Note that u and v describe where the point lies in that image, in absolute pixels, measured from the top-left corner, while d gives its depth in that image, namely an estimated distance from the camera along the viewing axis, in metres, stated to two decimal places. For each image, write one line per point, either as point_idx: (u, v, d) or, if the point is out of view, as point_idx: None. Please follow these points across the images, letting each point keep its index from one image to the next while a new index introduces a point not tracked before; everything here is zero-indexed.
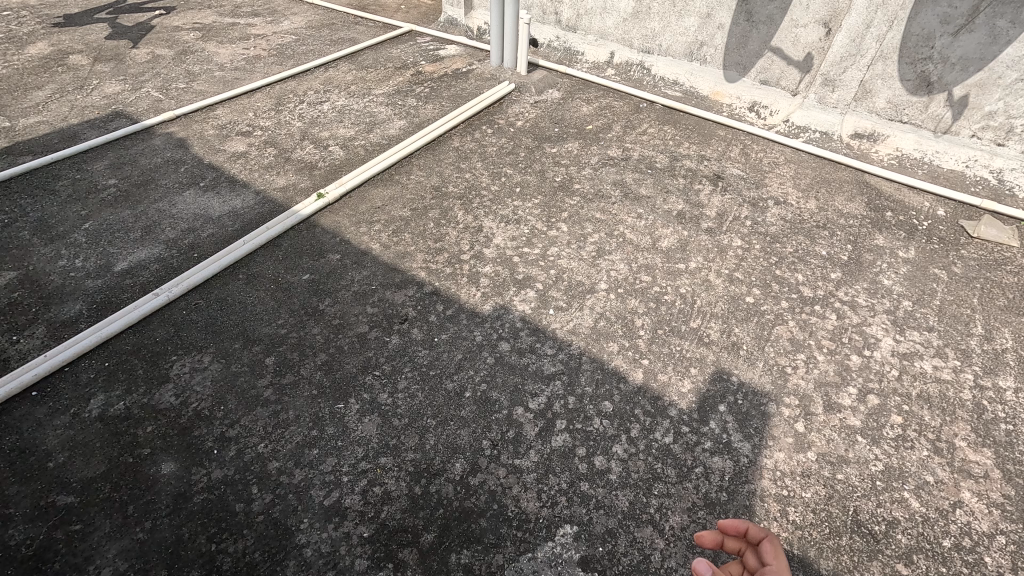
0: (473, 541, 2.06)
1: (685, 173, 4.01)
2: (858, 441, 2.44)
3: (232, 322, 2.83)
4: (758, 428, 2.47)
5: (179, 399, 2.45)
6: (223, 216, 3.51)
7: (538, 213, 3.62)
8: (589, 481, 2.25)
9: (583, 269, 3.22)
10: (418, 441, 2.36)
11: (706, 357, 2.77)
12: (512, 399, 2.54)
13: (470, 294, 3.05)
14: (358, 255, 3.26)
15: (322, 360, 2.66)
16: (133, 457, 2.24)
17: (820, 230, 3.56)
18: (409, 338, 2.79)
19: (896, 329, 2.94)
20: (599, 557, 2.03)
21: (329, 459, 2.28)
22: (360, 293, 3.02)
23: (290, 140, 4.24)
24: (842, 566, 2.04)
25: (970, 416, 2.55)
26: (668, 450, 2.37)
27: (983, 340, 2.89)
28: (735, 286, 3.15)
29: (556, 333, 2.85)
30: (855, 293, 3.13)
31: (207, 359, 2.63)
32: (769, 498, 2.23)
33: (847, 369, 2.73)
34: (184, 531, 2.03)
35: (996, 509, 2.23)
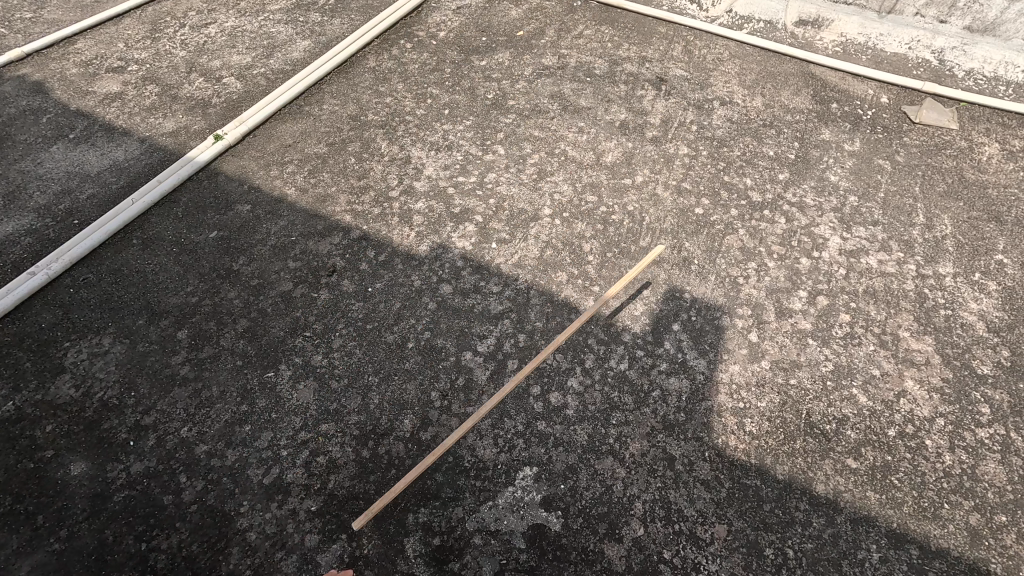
0: (430, 498, 1.98)
1: (627, 78, 3.70)
2: (809, 344, 2.43)
3: (132, 295, 2.47)
4: (713, 342, 2.42)
5: (79, 390, 2.16)
6: (104, 171, 3.00)
7: (470, 136, 3.27)
8: (546, 419, 2.17)
9: (525, 195, 2.97)
10: (362, 401, 2.19)
11: (657, 276, 2.65)
12: (459, 344, 2.37)
13: (404, 235, 2.77)
14: (272, 204, 2.88)
15: (243, 327, 2.39)
16: (35, 462, 1.98)
17: (767, 130, 3.39)
18: (340, 292, 2.53)
19: (843, 227, 2.89)
20: (561, 495, 1.99)
21: (264, 434, 2.09)
22: (279, 247, 2.69)
23: (174, 73, 3.61)
24: (796, 468, 2.08)
25: (913, 306, 2.58)
26: (624, 377, 2.29)
27: (925, 229, 2.88)
28: (683, 198, 2.99)
29: (501, 268, 2.65)
30: (803, 194, 3.04)
31: (107, 341, 2.31)
32: (725, 412, 2.21)
33: (797, 273, 2.69)
34: (108, 535, 1.85)
35: (936, 393, 2.29)
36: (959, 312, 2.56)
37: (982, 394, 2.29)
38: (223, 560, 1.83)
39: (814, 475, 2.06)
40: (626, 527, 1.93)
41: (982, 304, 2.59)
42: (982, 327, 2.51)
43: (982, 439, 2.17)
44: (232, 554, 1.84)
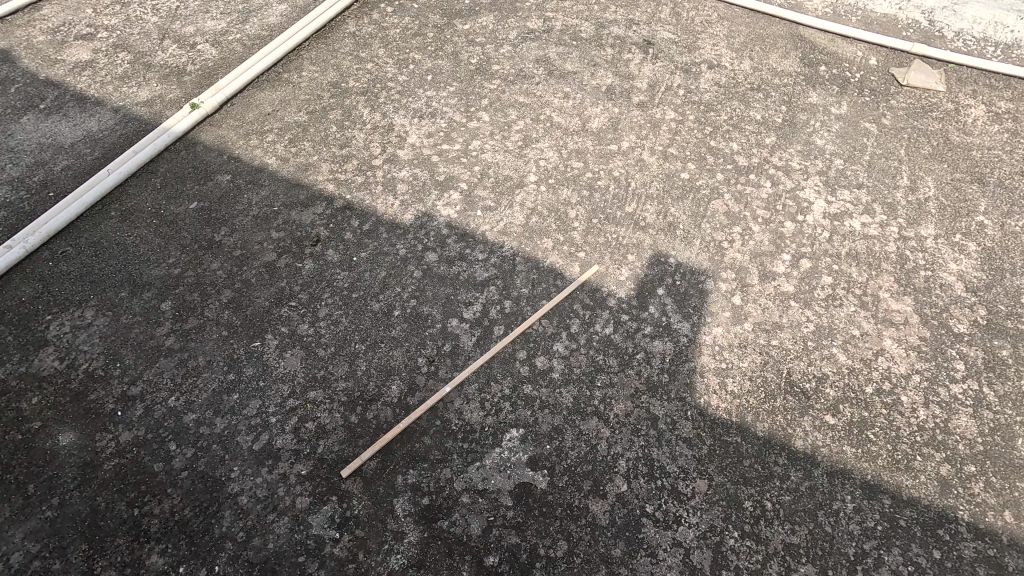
0: (419, 459, 2.02)
1: (613, 42, 3.62)
2: (791, 306, 2.46)
3: (112, 267, 2.45)
4: (697, 306, 2.45)
5: (64, 362, 2.16)
6: (78, 142, 2.92)
7: (454, 102, 3.21)
8: (533, 383, 2.20)
9: (510, 162, 2.94)
10: (349, 368, 2.21)
11: (643, 242, 2.66)
12: (445, 311, 2.38)
13: (388, 203, 2.74)
14: (253, 173, 2.83)
15: (228, 297, 2.37)
16: (23, 433, 1.99)
17: (754, 93, 3.35)
18: (324, 261, 2.52)
19: (827, 190, 2.89)
20: (547, 455, 2.04)
21: (252, 401, 2.11)
22: (261, 217, 2.66)
23: (146, 40, 3.48)
24: (776, 425, 2.13)
25: (894, 267, 2.60)
26: (609, 341, 2.32)
27: (908, 191, 2.89)
28: (669, 163, 2.97)
29: (486, 236, 2.64)
30: (789, 157, 3.02)
31: (89, 313, 2.30)
32: (708, 373, 2.25)
33: (781, 237, 2.70)
34: (99, 501, 1.88)
35: (913, 351, 2.34)
36: (939, 273, 2.59)
37: (958, 351, 2.35)
38: (216, 523, 1.87)
39: (793, 431, 2.12)
40: (610, 484, 1.99)
41: (962, 265, 2.62)
42: (960, 287, 2.54)
43: (956, 394, 2.23)
44: (224, 518, 1.88)
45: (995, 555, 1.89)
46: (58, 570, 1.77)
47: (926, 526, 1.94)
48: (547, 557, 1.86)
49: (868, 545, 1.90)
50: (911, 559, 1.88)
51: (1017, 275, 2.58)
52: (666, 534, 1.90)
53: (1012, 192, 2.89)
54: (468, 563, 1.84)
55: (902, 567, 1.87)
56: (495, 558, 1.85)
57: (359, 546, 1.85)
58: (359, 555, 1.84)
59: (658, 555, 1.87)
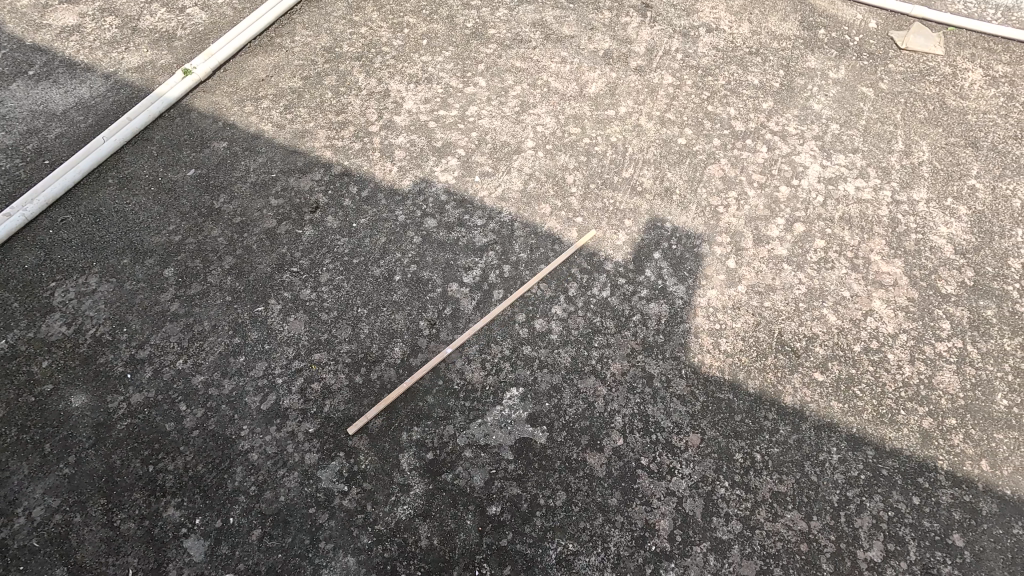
0: (423, 417, 2.09)
1: (611, 5, 3.55)
2: (784, 269, 2.51)
3: (113, 234, 2.48)
4: (692, 269, 2.49)
5: (71, 327, 2.23)
6: (70, 109, 2.89)
7: (450, 68, 3.17)
8: (532, 344, 2.26)
9: (507, 128, 2.93)
10: (352, 331, 2.26)
11: (640, 207, 2.68)
12: (445, 276, 2.42)
13: (386, 170, 2.75)
14: (249, 140, 2.81)
15: (230, 264, 2.41)
16: (36, 395, 2.09)
17: (752, 57, 3.32)
18: (324, 228, 2.54)
19: (823, 154, 2.90)
20: (546, 412, 2.11)
21: (259, 363, 2.18)
22: (259, 184, 2.66)
23: (133, 2, 3.39)
24: (766, 383, 2.21)
25: (886, 231, 2.64)
26: (606, 304, 2.37)
27: (903, 155, 2.90)
28: (666, 129, 2.97)
29: (484, 202, 2.66)
30: (786, 122, 3.02)
31: (93, 280, 2.35)
32: (702, 333, 2.32)
33: (776, 201, 2.73)
34: (115, 459, 1.98)
35: (902, 311, 2.41)
36: (929, 235, 2.63)
37: (945, 311, 2.41)
38: (228, 478, 1.96)
39: (783, 388, 2.20)
40: (607, 438, 2.07)
41: (952, 228, 2.65)
42: (950, 249, 2.58)
43: (941, 351, 2.30)
44: (236, 473, 1.97)
45: (970, 501, 1.99)
46: (79, 521, 1.88)
47: (906, 475, 2.04)
48: (547, 506, 1.95)
49: (851, 493, 2.00)
50: (891, 505, 1.99)
51: (1006, 238, 2.62)
52: (660, 484, 1.99)
53: (1005, 156, 2.90)
54: (471, 513, 1.93)
55: (882, 512, 1.97)
56: (497, 507, 1.94)
57: (367, 498, 1.94)
58: (367, 506, 1.92)
59: (652, 503, 1.96)
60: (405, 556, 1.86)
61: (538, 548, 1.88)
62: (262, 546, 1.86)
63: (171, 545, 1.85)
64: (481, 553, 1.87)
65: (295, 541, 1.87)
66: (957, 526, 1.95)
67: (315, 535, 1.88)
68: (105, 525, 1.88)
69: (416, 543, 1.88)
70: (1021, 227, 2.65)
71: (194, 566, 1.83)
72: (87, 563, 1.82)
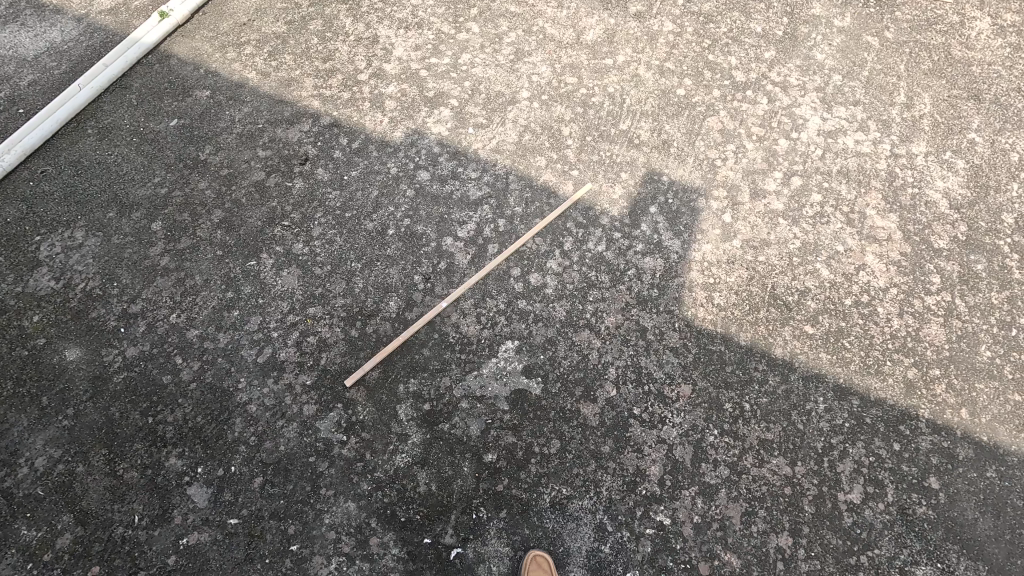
0: (419, 369, 2.11)
1: None
2: (780, 223, 2.50)
3: (97, 187, 2.41)
4: (688, 224, 2.48)
5: (60, 282, 2.20)
6: (42, 54, 2.75)
7: (441, 13, 3.02)
8: (527, 298, 2.26)
9: (501, 77, 2.83)
10: (347, 285, 2.25)
11: (636, 160, 2.64)
12: (439, 230, 2.39)
13: (377, 121, 2.66)
14: (233, 89, 2.70)
15: (219, 217, 2.37)
16: (29, 349, 2.08)
17: (756, 3, 3.18)
18: (315, 180, 2.48)
19: (824, 106, 2.84)
20: (541, 364, 2.14)
21: (253, 318, 2.17)
22: (246, 135, 2.58)
23: None
24: (758, 335, 2.24)
25: (883, 185, 2.62)
26: (601, 258, 2.37)
27: (904, 108, 2.84)
28: (665, 79, 2.88)
29: (478, 154, 2.60)
30: (788, 73, 2.94)
31: (79, 234, 2.30)
32: (696, 288, 2.33)
33: (774, 154, 2.69)
34: (114, 410, 2.00)
35: (893, 266, 2.42)
36: (926, 190, 2.61)
37: (936, 265, 2.42)
38: (228, 429, 1.99)
39: (773, 340, 2.24)
40: (601, 389, 2.11)
41: (948, 182, 2.63)
42: (945, 204, 2.57)
43: (929, 305, 2.33)
44: (236, 424, 2.00)
45: (948, 447, 2.07)
46: (82, 471, 1.91)
47: (888, 423, 2.11)
48: (541, 454, 2.00)
49: (835, 440, 2.07)
50: (872, 451, 2.06)
51: (1001, 192, 2.61)
52: (651, 433, 2.05)
53: (1007, 110, 2.84)
54: (468, 460, 1.98)
55: (864, 458, 2.05)
56: (492, 455, 1.99)
57: (366, 447, 1.98)
58: (366, 455, 1.97)
59: (643, 450, 2.02)
60: (404, 501, 1.92)
61: (532, 493, 1.95)
62: (264, 493, 1.91)
63: (174, 492, 1.90)
64: (478, 498, 1.93)
65: (296, 488, 1.92)
66: (933, 470, 2.04)
67: (316, 482, 1.93)
68: (108, 474, 1.91)
69: (415, 489, 1.93)
70: (1016, 181, 2.64)
71: (198, 512, 1.88)
72: (92, 510, 1.86)
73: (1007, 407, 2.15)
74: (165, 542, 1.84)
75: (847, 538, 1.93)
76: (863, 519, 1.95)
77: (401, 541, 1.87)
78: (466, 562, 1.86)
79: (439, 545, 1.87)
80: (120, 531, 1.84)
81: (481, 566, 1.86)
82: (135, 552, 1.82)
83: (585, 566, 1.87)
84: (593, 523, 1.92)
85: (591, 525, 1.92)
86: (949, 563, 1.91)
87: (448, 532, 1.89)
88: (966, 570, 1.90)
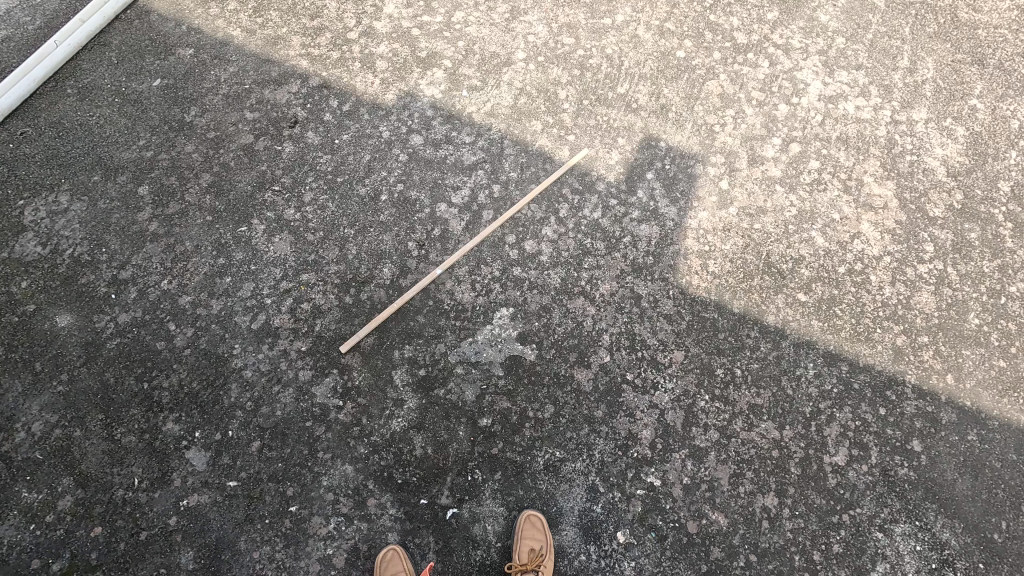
0: (414, 336, 2.12)
1: None
2: (777, 191, 2.48)
3: (80, 149, 2.34)
4: (685, 191, 2.46)
5: (46, 247, 2.17)
6: (15, 8, 2.62)
7: None
8: (522, 266, 2.25)
9: (496, 37, 2.73)
10: (340, 252, 2.23)
11: (634, 125, 2.59)
12: (433, 196, 2.36)
13: (368, 82, 2.58)
14: (218, 48, 2.60)
15: (207, 182, 2.32)
16: (19, 315, 2.06)
17: None
18: (305, 144, 2.42)
19: (826, 71, 2.77)
20: (536, 331, 2.15)
21: (246, 284, 2.15)
22: (232, 96, 2.50)
23: None
24: (751, 303, 2.26)
25: (882, 152, 2.59)
26: (597, 225, 2.35)
27: (906, 73, 2.78)
28: (665, 40, 2.80)
29: (472, 118, 2.53)
30: (791, 35, 2.85)
31: (64, 198, 2.25)
32: (691, 255, 2.33)
33: (773, 120, 2.64)
34: (109, 376, 2.00)
35: (888, 235, 2.42)
36: (924, 157, 2.59)
37: (930, 234, 2.42)
38: (224, 394, 2.00)
39: (766, 308, 2.25)
40: (595, 356, 2.13)
41: (947, 150, 2.61)
42: (942, 172, 2.56)
43: (922, 274, 2.35)
44: (231, 389, 2.01)
45: (932, 412, 2.13)
46: (80, 435, 1.93)
47: (875, 388, 2.15)
48: (536, 418, 2.03)
49: (823, 405, 2.12)
50: (858, 415, 2.11)
51: (999, 160, 2.59)
52: (644, 398, 2.08)
53: (1010, 75, 2.79)
54: (463, 425, 2.01)
55: (850, 422, 2.10)
56: (487, 420, 2.02)
57: (362, 412, 2.00)
58: (362, 419, 1.99)
59: (635, 415, 2.06)
60: (400, 464, 1.95)
61: (526, 456, 1.99)
62: (262, 456, 1.94)
63: (173, 456, 1.92)
64: (473, 460, 1.97)
65: (294, 452, 1.94)
66: (917, 433, 2.09)
67: (314, 446, 1.95)
68: (106, 438, 1.93)
69: (411, 452, 1.97)
70: (1015, 149, 2.62)
71: (197, 474, 1.90)
72: (92, 473, 1.89)
73: (991, 373, 2.19)
74: (166, 504, 1.87)
75: (831, 498, 1.99)
76: (846, 480, 2.02)
77: (398, 502, 1.91)
78: (461, 522, 1.91)
79: (435, 506, 1.92)
80: (121, 493, 1.87)
81: (477, 525, 1.91)
82: (137, 514, 1.86)
83: (577, 525, 1.93)
84: (586, 484, 1.97)
85: (584, 486, 1.97)
86: (927, 520, 1.98)
87: (444, 493, 1.93)
88: (943, 527, 1.98)
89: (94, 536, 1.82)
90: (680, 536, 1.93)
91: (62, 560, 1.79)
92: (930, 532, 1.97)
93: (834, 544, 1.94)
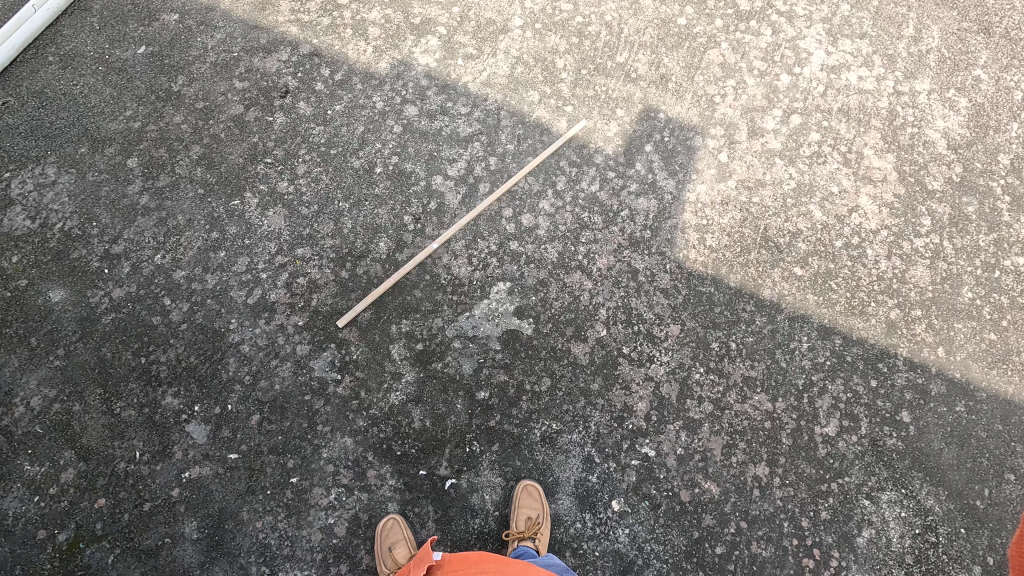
0: (411, 311, 2.12)
1: None
2: (776, 163, 2.46)
3: (64, 120, 2.28)
4: (683, 163, 2.43)
5: (36, 222, 2.13)
6: None
7: None
8: (519, 240, 2.24)
9: (493, 3, 2.64)
10: (335, 226, 2.20)
11: (633, 96, 2.54)
12: (429, 169, 2.32)
13: (360, 50, 2.50)
14: (204, 13, 2.51)
15: (198, 154, 2.27)
16: (12, 290, 2.05)
17: None
18: (297, 115, 2.36)
19: (829, 40, 2.71)
20: (532, 305, 2.15)
21: (241, 259, 2.13)
22: (220, 64, 2.42)
23: None
24: (748, 277, 2.26)
25: (883, 124, 2.56)
26: (595, 199, 2.33)
27: (911, 42, 2.72)
28: (666, 7, 2.71)
29: (468, 88, 2.47)
30: (795, 1, 2.77)
31: (51, 171, 2.20)
32: (689, 229, 2.32)
33: (775, 90, 2.59)
34: (105, 351, 2.00)
35: (886, 208, 2.41)
36: (925, 129, 2.56)
37: (928, 208, 2.42)
38: (222, 368, 2.01)
39: (763, 282, 2.26)
40: (591, 330, 2.14)
41: (948, 122, 2.57)
42: (943, 144, 2.53)
43: (917, 248, 2.35)
44: (229, 364, 2.01)
45: (922, 384, 2.16)
46: (79, 409, 1.94)
47: (867, 361, 2.18)
48: (533, 391, 2.06)
49: (815, 377, 2.15)
50: (850, 387, 2.14)
51: (1000, 132, 2.56)
52: (640, 370, 2.10)
53: (1015, 44, 2.74)
54: (460, 398, 2.03)
55: (842, 394, 2.13)
56: (485, 393, 2.04)
57: (360, 386, 2.02)
58: (360, 393, 2.01)
59: (631, 387, 2.08)
60: (399, 437, 1.98)
61: (524, 428, 2.02)
62: (262, 430, 1.95)
63: (174, 429, 1.94)
64: (471, 432, 2.00)
65: (293, 425, 1.96)
66: (906, 405, 2.13)
67: (313, 419, 1.97)
68: (105, 413, 1.94)
69: (410, 425, 1.99)
70: (1016, 121, 2.59)
71: (198, 447, 1.93)
72: (93, 446, 1.90)
73: (981, 346, 2.22)
74: (168, 476, 1.89)
75: (821, 467, 2.04)
76: (836, 450, 2.06)
77: (397, 473, 1.95)
78: (460, 492, 1.95)
79: (434, 476, 1.95)
80: (122, 466, 1.89)
81: (475, 495, 1.96)
82: (139, 485, 1.88)
83: (573, 494, 1.98)
84: (582, 455, 2.01)
85: (580, 457, 2.01)
86: (912, 488, 2.04)
87: (443, 464, 1.96)
88: (928, 495, 2.03)
89: (98, 507, 1.85)
90: (673, 504, 1.98)
91: (67, 531, 1.83)
92: (915, 499, 2.03)
93: (822, 511, 2.00)
